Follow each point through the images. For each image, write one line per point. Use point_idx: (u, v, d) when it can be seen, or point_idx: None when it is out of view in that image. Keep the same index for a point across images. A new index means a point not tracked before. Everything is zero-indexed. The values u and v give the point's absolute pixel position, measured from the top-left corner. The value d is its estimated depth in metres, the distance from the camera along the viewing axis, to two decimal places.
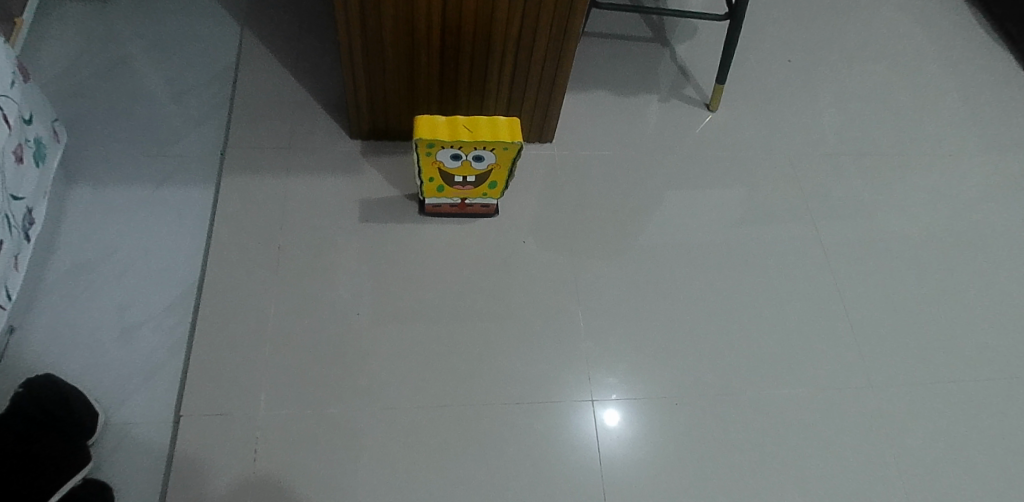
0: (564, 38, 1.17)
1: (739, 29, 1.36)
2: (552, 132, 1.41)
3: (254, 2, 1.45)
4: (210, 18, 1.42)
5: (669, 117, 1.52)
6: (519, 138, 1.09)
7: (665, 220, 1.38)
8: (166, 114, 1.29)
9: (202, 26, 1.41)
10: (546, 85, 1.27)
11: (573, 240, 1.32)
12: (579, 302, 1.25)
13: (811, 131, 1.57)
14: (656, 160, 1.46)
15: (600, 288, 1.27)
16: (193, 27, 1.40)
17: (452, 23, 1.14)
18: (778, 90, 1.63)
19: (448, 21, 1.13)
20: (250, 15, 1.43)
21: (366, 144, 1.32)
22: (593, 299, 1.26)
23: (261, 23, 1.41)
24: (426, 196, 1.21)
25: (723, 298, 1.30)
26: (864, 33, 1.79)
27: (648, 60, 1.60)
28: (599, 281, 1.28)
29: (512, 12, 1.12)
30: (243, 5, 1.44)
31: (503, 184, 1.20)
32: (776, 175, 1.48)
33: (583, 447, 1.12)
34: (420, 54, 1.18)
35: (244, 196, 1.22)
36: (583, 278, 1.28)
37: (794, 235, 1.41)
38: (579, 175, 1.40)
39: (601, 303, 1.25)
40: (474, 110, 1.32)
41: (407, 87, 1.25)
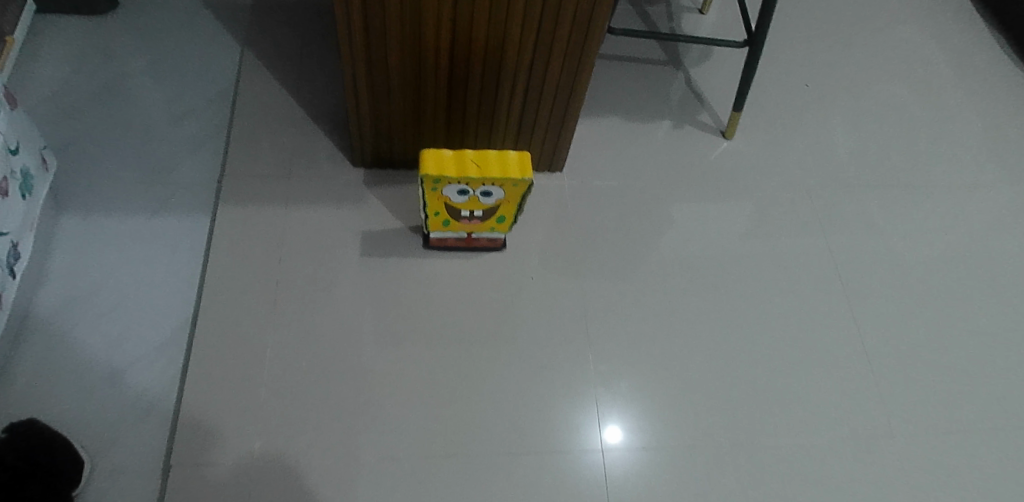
0: (579, 64, 1.12)
1: (757, 56, 1.31)
2: (562, 162, 1.35)
3: (255, 21, 1.40)
4: (208, 38, 1.37)
5: (682, 144, 1.46)
6: (529, 175, 1.03)
7: (678, 253, 1.32)
8: (161, 139, 1.24)
9: (200, 45, 1.36)
10: (559, 112, 1.21)
11: (582, 274, 1.26)
12: (587, 339, 1.19)
13: (829, 159, 1.52)
14: (668, 189, 1.40)
15: (610, 323, 1.22)
16: (191, 48, 1.35)
17: (461, 49, 1.09)
18: (795, 115, 1.58)
19: (457, 47, 1.08)
20: (251, 35, 1.38)
21: (369, 172, 1.27)
22: (601, 337, 1.20)
23: (262, 44, 1.37)
24: (431, 229, 1.15)
25: (737, 336, 1.24)
26: (883, 55, 1.74)
27: (661, 83, 1.54)
28: (609, 317, 1.22)
29: (524, 38, 1.06)
30: (244, 25, 1.39)
31: (512, 218, 1.14)
32: (793, 205, 1.43)
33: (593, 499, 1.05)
34: (426, 80, 1.13)
35: (241, 227, 1.17)
36: (592, 314, 1.22)
37: (812, 270, 1.35)
38: (589, 204, 1.35)
39: (609, 342, 1.20)
40: (482, 139, 1.26)
41: (413, 116, 1.20)
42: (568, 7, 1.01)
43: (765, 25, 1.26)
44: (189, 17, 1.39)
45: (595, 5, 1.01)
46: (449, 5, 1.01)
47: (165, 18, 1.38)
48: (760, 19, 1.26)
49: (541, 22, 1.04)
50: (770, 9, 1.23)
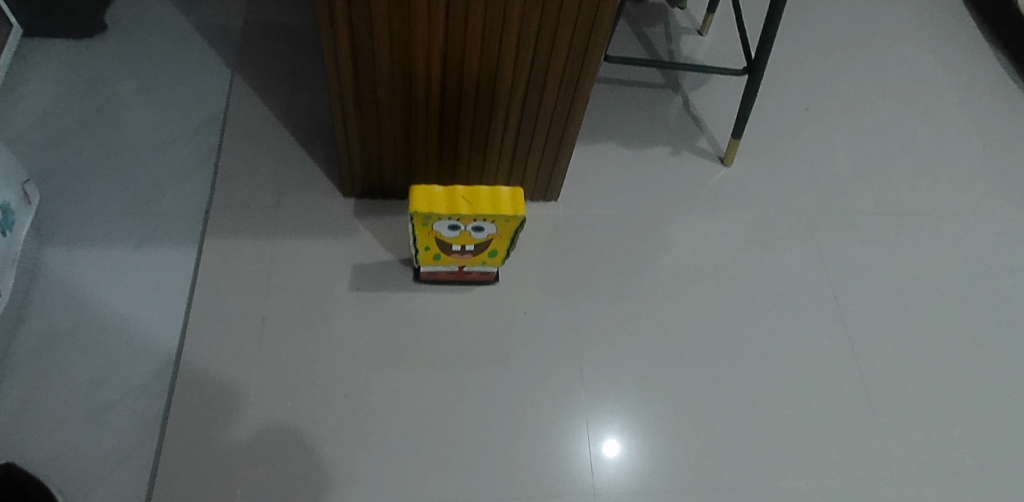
0: (574, 93, 1.09)
1: (757, 85, 1.28)
2: (557, 191, 1.33)
3: (246, 46, 1.37)
4: (198, 63, 1.34)
5: (681, 170, 1.44)
6: (523, 211, 1.01)
7: (674, 284, 1.29)
8: (148, 168, 1.22)
9: (190, 70, 1.33)
10: (554, 141, 1.19)
11: (577, 306, 1.23)
12: (580, 375, 1.16)
13: (831, 185, 1.49)
14: (666, 217, 1.37)
15: (604, 357, 1.18)
16: (180, 73, 1.33)
17: (453, 79, 1.06)
18: (795, 140, 1.55)
19: (449, 77, 1.06)
20: (242, 59, 1.35)
21: (360, 202, 1.25)
22: (595, 373, 1.17)
23: (253, 68, 1.34)
24: (422, 263, 1.13)
25: (735, 371, 1.21)
26: (886, 76, 1.71)
27: (659, 108, 1.52)
28: (603, 351, 1.19)
29: (519, 67, 1.04)
30: (234, 49, 1.37)
31: (504, 252, 1.11)
32: (793, 233, 1.39)
33: None
34: (418, 109, 1.11)
35: (227, 260, 1.14)
36: (585, 349, 1.19)
37: (813, 301, 1.31)
38: (585, 233, 1.32)
39: (603, 377, 1.17)
40: (475, 169, 1.24)
41: (404, 145, 1.17)
42: (563, 37, 0.99)
43: (765, 53, 1.23)
44: (179, 40, 1.37)
45: (591, 34, 0.99)
46: (441, 35, 0.98)
47: (153, 41, 1.36)
48: (760, 48, 1.24)
49: (536, 52, 1.01)
50: (770, 37, 1.21)
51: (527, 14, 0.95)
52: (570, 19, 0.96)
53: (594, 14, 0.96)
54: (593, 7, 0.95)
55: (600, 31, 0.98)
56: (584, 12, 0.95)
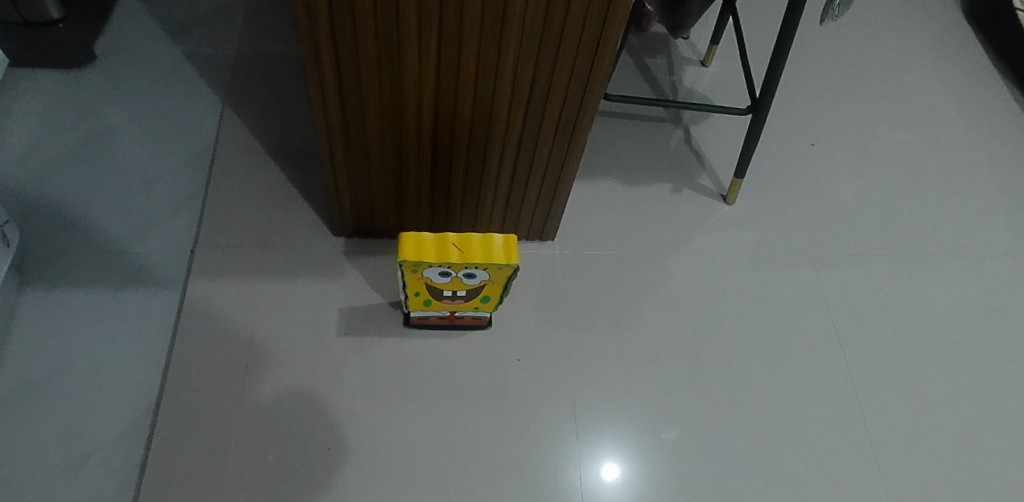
0: (572, 136, 1.06)
1: (762, 123, 1.24)
2: (554, 231, 1.29)
3: (237, 78, 1.35)
4: (188, 95, 1.32)
5: (682, 208, 1.40)
6: (516, 260, 0.97)
7: (675, 327, 1.24)
8: (133, 207, 1.20)
9: (180, 102, 1.31)
10: (550, 182, 1.15)
11: (573, 352, 1.18)
12: (574, 426, 1.11)
13: (837, 222, 1.44)
14: (667, 257, 1.33)
15: (600, 406, 1.14)
16: (169, 105, 1.30)
17: (446, 120, 1.03)
18: (800, 175, 1.51)
19: (441, 119, 1.02)
20: (234, 91, 1.33)
21: (350, 241, 1.21)
22: (590, 424, 1.12)
23: (244, 101, 1.32)
24: (411, 308, 1.09)
25: (737, 420, 1.16)
26: (895, 110, 1.67)
27: (660, 143, 1.48)
28: (599, 400, 1.14)
29: (514, 109, 1.00)
30: (225, 81, 1.34)
31: (497, 298, 1.07)
32: (799, 274, 1.35)
33: None
34: (409, 150, 1.07)
35: (212, 303, 1.11)
36: (580, 397, 1.14)
37: (819, 346, 1.26)
38: (583, 274, 1.28)
39: (599, 428, 1.11)
40: (469, 210, 1.20)
41: (395, 184, 1.14)
42: (560, 78, 0.95)
43: (770, 91, 1.19)
44: (171, 71, 1.34)
45: (589, 77, 0.95)
46: (433, 74, 0.95)
47: (145, 71, 1.34)
48: (764, 85, 1.20)
49: (532, 93, 0.98)
50: (775, 75, 1.17)
51: (522, 55, 0.91)
52: (568, 61, 0.92)
53: (593, 56, 0.92)
54: (591, 49, 0.91)
55: (599, 73, 0.95)
56: (581, 54, 0.92)
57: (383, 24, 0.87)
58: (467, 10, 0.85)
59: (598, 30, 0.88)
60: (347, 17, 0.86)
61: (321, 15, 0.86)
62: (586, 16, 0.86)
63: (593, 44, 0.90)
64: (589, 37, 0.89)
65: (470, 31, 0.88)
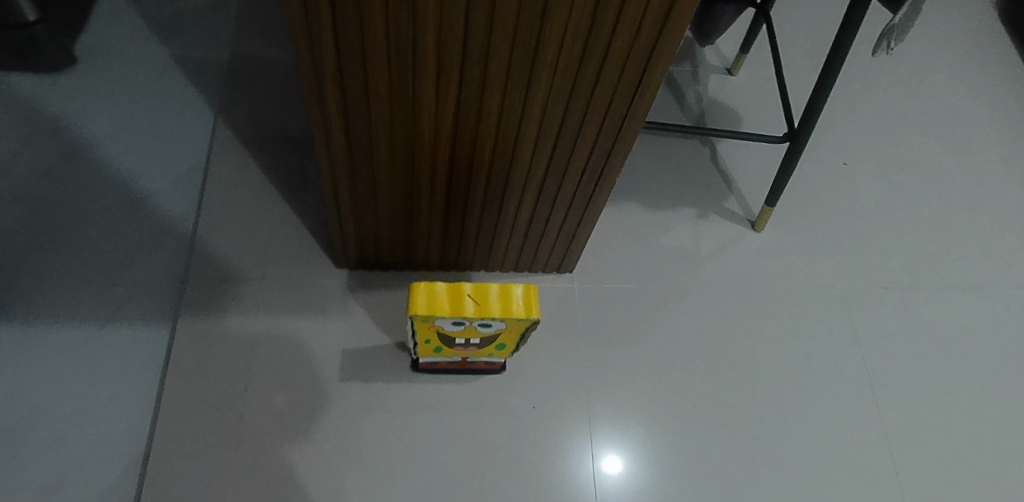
0: (599, 178, 0.95)
1: (798, 155, 1.15)
2: (572, 264, 1.21)
3: (235, 97, 1.28)
4: (177, 110, 1.23)
5: (706, 236, 1.33)
6: (536, 313, 0.89)
7: (697, 368, 1.18)
8: (118, 229, 1.11)
9: (170, 117, 1.21)
10: (573, 221, 1.05)
11: (590, 396, 1.12)
12: (590, 477, 1.06)
13: (870, 250, 1.36)
14: (689, 290, 1.26)
15: (616, 454, 1.08)
16: (158, 119, 1.21)
17: (463, 161, 0.91)
18: (831, 197, 1.42)
19: (457, 160, 0.91)
20: (229, 112, 1.26)
21: (353, 275, 1.13)
22: (606, 474, 1.07)
23: (243, 121, 1.25)
24: (421, 354, 1.01)
25: (754, 463, 1.11)
26: (932, 125, 1.57)
27: (686, 160, 1.40)
28: (616, 448, 1.09)
29: (538, 152, 0.89)
30: (223, 100, 1.27)
31: (513, 346, 0.99)
32: (827, 309, 1.28)
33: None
34: (421, 188, 0.96)
35: (204, 347, 1.04)
36: (596, 445, 1.08)
37: (845, 387, 1.21)
38: (603, 308, 1.21)
39: (615, 478, 1.06)
40: (484, 246, 1.11)
41: (405, 220, 1.04)
42: (592, 121, 0.84)
43: (809, 125, 1.10)
44: (158, 79, 1.24)
45: (625, 120, 0.84)
46: (451, 116, 0.84)
47: None
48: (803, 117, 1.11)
49: (560, 136, 0.87)
50: (817, 107, 1.08)
51: (552, 99, 0.80)
52: (601, 106, 0.81)
53: (630, 99, 0.81)
54: (628, 96, 0.80)
55: (635, 117, 0.83)
56: (618, 98, 0.80)
57: (397, 64, 0.76)
58: (493, 50, 0.73)
59: (639, 72, 0.77)
60: (355, 55, 0.75)
61: (325, 54, 0.74)
62: (627, 57, 0.74)
63: (631, 87, 0.79)
64: (628, 79, 0.77)
65: (495, 71, 0.76)
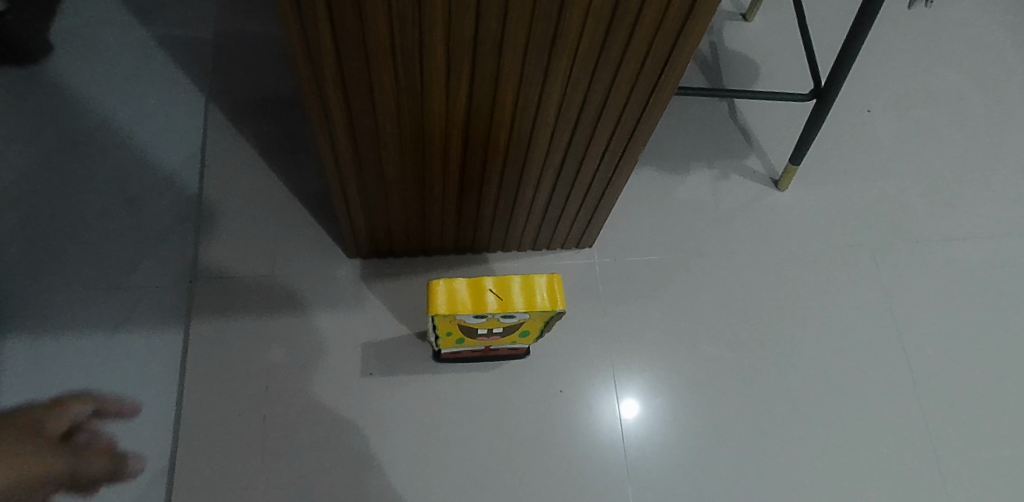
0: (620, 159, 0.90)
1: (824, 116, 1.11)
2: (592, 239, 1.16)
3: (224, 76, 1.19)
4: (167, 101, 1.17)
5: (728, 198, 1.28)
6: (562, 305, 0.85)
7: (723, 336, 1.16)
8: (119, 232, 1.07)
9: (160, 109, 1.16)
10: (592, 202, 1.01)
11: (614, 365, 1.12)
12: (612, 396, 1.10)
13: (897, 201, 1.31)
14: (711, 255, 1.22)
15: (640, 394, 1.11)
16: (149, 114, 1.15)
17: (475, 153, 0.86)
18: (855, 146, 1.36)
19: (470, 152, 0.85)
20: (218, 93, 1.18)
21: (366, 265, 1.10)
22: (627, 392, 1.10)
23: (234, 105, 1.17)
24: (443, 346, 0.98)
25: (784, 429, 1.11)
26: (964, 57, 1.48)
27: (702, 119, 1.34)
28: (640, 389, 1.11)
29: (556, 141, 0.84)
30: (212, 81, 1.19)
31: (537, 332, 0.95)
32: (855, 266, 1.24)
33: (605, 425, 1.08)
34: (433, 182, 0.91)
35: (218, 350, 1.01)
36: (621, 397, 1.10)
37: (874, 347, 1.19)
38: (626, 282, 1.18)
39: (635, 396, 1.10)
40: (500, 229, 1.07)
41: (417, 211, 0.99)
42: (613, 106, 0.78)
43: (837, 84, 1.06)
44: (146, 68, 1.18)
45: (648, 104, 0.78)
46: (462, 111, 0.77)
47: (114, 71, 1.17)
48: (830, 77, 1.06)
49: (578, 124, 0.81)
50: (845, 68, 1.03)
51: (570, 89, 0.74)
52: (623, 91, 0.75)
53: (654, 84, 0.75)
54: (652, 80, 0.74)
55: (658, 101, 0.78)
56: (642, 82, 0.74)
57: (404, 68, 0.70)
58: (507, 45, 0.67)
59: (664, 56, 0.71)
60: (358, 62, 0.69)
61: (327, 63, 0.68)
62: (651, 42, 0.68)
63: (655, 72, 0.73)
64: (652, 62, 0.71)
65: (509, 64, 0.70)
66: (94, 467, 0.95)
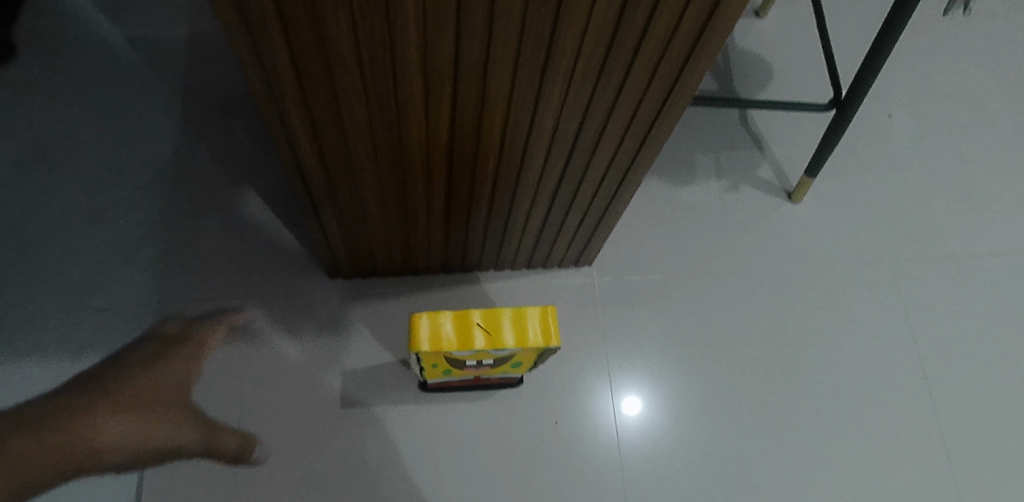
0: (622, 179, 0.82)
1: (842, 130, 1.05)
2: (591, 257, 1.09)
3: (205, 83, 1.14)
4: (142, 109, 1.11)
5: (738, 210, 1.20)
6: (557, 341, 0.78)
7: (729, 357, 1.09)
8: (86, 247, 1.02)
9: (135, 118, 1.10)
10: (591, 223, 0.94)
11: (614, 382, 1.05)
12: (610, 407, 1.04)
13: (916, 213, 1.23)
14: (718, 271, 1.15)
15: (640, 403, 1.05)
16: (122, 122, 1.10)
17: (462, 175, 0.78)
18: (871, 154, 1.28)
19: (456, 174, 0.78)
20: (197, 101, 1.13)
21: (348, 286, 1.05)
22: (626, 401, 1.04)
23: (215, 113, 1.12)
24: (429, 375, 0.91)
25: (795, 457, 1.04)
26: (992, 59, 1.39)
27: (710, 125, 1.27)
28: (641, 398, 1.05)
29: (550, 166, 0.77)
30: (191, 88, 1.14)
31: (531, 363, 0.88)
32: (873, 283, 1.17)
33: (603, 438, 1.02)
34: (415, 204, 0.83)
35: (277, 366, 0.99)
36: (620, 406, 1.04)
37: (892, 369, 1.11)
38: (628, 301, 1.11)
39: (635, 408, 1.04)
40: (491, 248, 1.00)
41: (400, 232, 0.92)
42: (616, 125, 0.70)
43: (859, 98, 1.00)
44: (119, 80, 1.13)
45: (655, 122, 0.70)
46: (445, 132, 0.70)
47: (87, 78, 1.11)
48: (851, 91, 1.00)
49: (576, 146, 0.73)
50: (868, 81, 0.97)
51: (566, 112, 0.67)
52: (626, 110, 0.68)
53: (662, 103, 0.67)
54: (660, 98, 0.66)
55: (664, 124, 0.71)
56: (649, 100, 0.66)
57: (377, 93, 0.63)
58: (492, 67, 0.60)
59: (672, 76, 0.63)
60: (326, 92, 0.62)
61: (288, 87, 0.61)
62: (656, 67, 0.62)
63: (660, 96, 0.66)
64: (662, 80, 0.64)
65: (496, 82, 0.62)
66: (225, 445, 0.93)
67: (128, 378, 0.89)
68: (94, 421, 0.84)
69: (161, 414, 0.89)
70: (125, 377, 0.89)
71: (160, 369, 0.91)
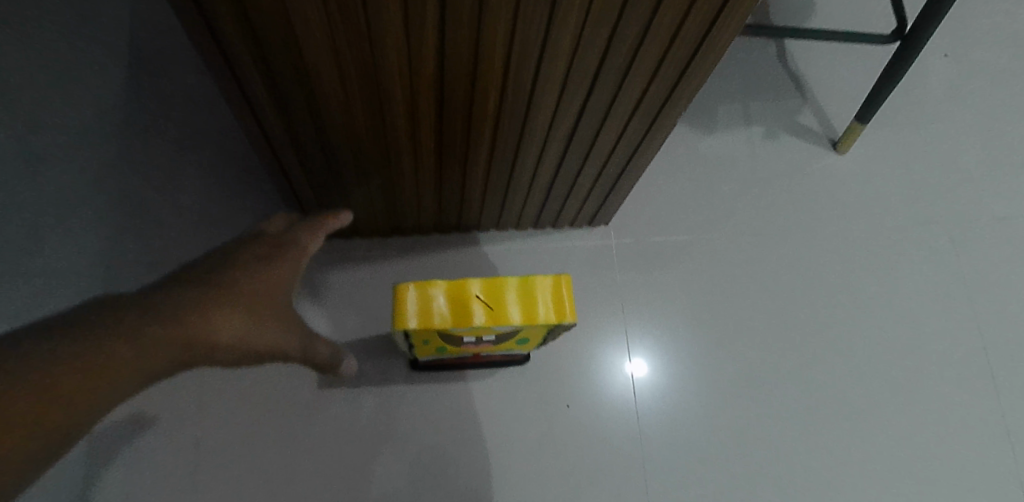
0: (650, 126, 0.68)
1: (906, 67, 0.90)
2: (608, 216, 0.96)
3: None
4: None
5: (775, 158, 1.06)
6: (571, 317, 0.65)
7: (764, 323, 0.96)
8: None
9: None
10: (609, 177, 0.81)
11: (632, 349, 0.93)
12: (627, 377, 0.92)
13: (975, 166, 1.08)
14: (751, 228, 1.01)
15: (662, 371, 0.93)
16: None
17: (457, 120, 0.65)
18: (924, 100, 1.13)
19: (451, 118, 0.64)
20: None
21: (329, 247, 0.93)
22: (645, 370, 0.93)
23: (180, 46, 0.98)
24: (420, 352, 0.79)
25: (836, 433, 0.92)
26: None
27: (745, 62, 1.11)
28: (663, 365, 0.93)
29: (565, 109, 0.64)
30: None
31: (538, 341, 0.75)
32: (927, 241, 1.03)
33: (617, 413, 0.90)
34: (400, 155, 0.70)
35: None
36: (639, 376, 0.92)
37: (949, 337, 0.98)
38: (649, 261, 0.98)
39: (655, 377, 0.92)
40: (491, 206, 0.87)
41: (384, 188, 0.79)
42: (649, 57, 0.56)
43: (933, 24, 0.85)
44: None
45: (697, 53, 0.56)
46: (435, 65, 0.56)
47: None
48: (917, 25, 0.87)
49: (597, 84, 0.60)
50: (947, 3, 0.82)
51: (588, 36, 0.53)
52: (663, 37, 0.54)
53: (708, 26, 0.53)
54: (706, 20, 0.52)
55: (710, 51, 0.56)
56: (692, 22, 0.52)
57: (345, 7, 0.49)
58: None
59: None
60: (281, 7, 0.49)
61: None
62: None
63: (707, 17, 0.52)
64: None
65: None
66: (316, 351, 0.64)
67: (243, 275, 0.53)
68: (218, 317, 0.49)
69: (260, 323, 0.53)
70: (236, 272, 0.53)
71: (272, 270, 0.56)
